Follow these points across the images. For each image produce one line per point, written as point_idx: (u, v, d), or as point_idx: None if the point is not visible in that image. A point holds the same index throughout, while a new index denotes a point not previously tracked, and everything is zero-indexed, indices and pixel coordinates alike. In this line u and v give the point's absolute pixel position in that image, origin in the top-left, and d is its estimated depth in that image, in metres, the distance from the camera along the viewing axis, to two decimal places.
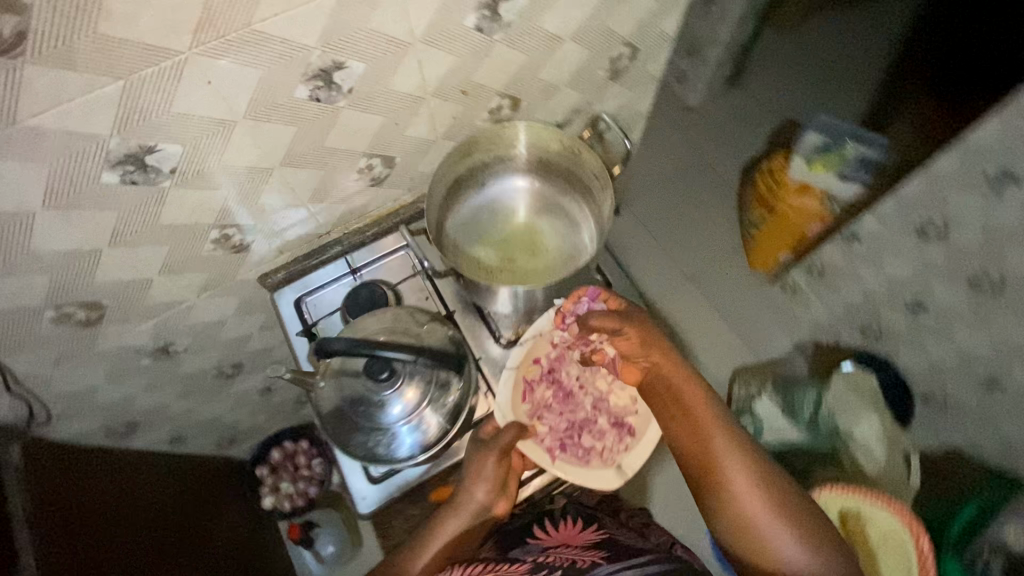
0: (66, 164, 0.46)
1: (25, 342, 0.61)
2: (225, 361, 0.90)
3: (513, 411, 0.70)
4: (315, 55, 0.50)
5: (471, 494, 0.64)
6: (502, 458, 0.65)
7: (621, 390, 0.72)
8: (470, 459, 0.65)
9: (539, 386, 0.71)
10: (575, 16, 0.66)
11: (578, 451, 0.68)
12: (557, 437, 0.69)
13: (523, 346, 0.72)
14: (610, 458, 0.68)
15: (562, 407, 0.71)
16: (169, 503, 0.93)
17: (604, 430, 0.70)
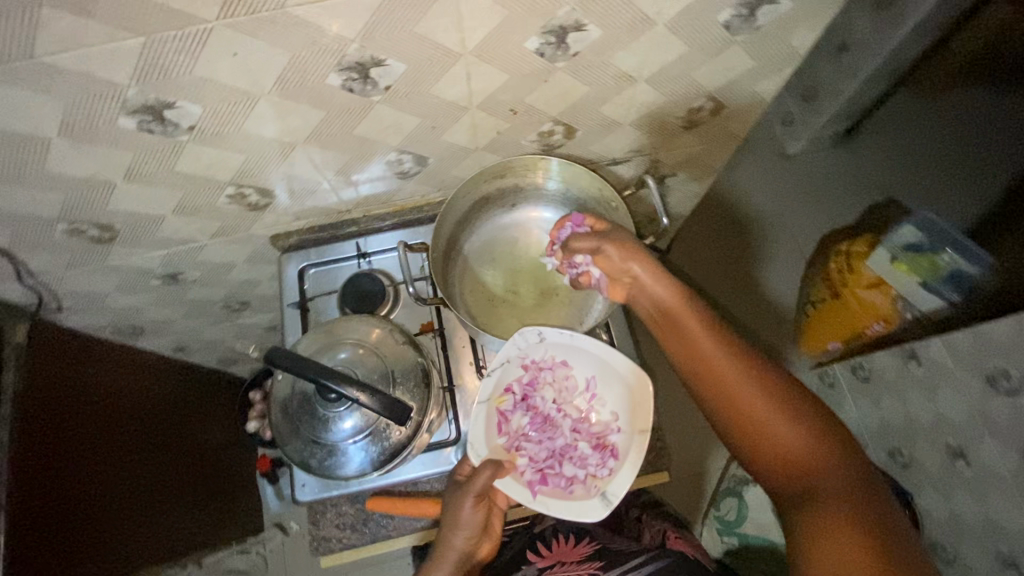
0: (82, 102, 0.46)
1: (39, 244, 0.64)
2: (233, 297, 0.92)
3: (487, 448, 0.64)
4: (352, 48, 0.47)
5: (449, 541, 0.60)
6: (480, 502, 0.60)
7: (600, 407, 0.66)
8: (447, 504, 0.61)
9: (514, 416, 0.66)
10: (655, 59, 0.59)
11: (560, 480, 0.63)
12: (536, 470, 0.63)
13: (491, 377, 0.65)
14: (595, 486, 0.62)
15: (540, 434, 0.65)
16: (159, 405, 0.95)
17: (586, 455, 0.64)
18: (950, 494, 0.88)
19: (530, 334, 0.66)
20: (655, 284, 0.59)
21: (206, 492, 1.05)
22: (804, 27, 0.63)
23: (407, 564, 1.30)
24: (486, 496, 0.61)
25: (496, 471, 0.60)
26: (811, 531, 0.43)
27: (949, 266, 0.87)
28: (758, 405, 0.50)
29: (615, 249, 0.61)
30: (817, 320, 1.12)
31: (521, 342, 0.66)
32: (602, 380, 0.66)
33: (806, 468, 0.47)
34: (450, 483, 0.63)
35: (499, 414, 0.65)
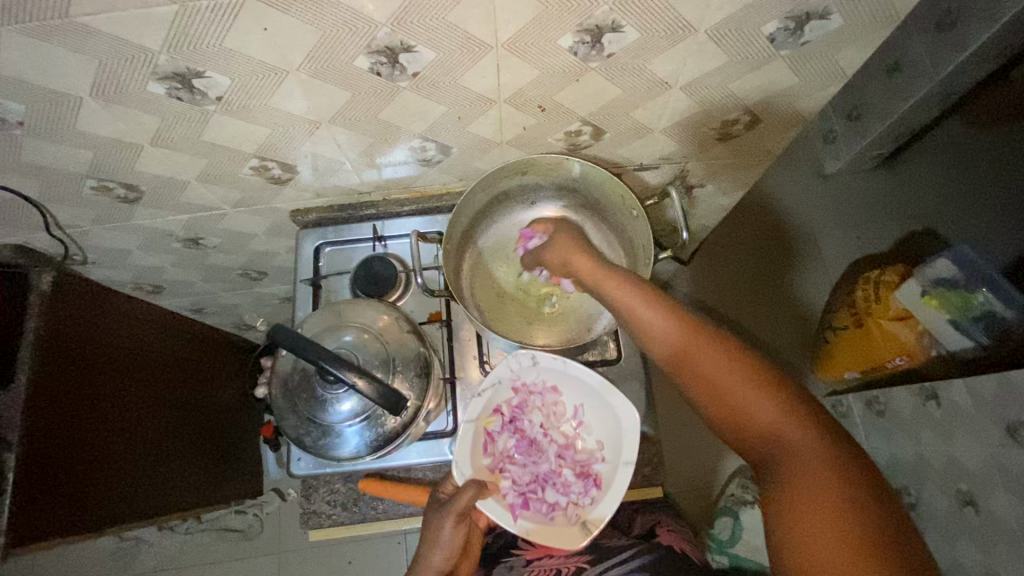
0: (114, 64, 0.46)
1: (68, 198, 0.65)
2: (250, 266, 0.94)
3: (473, 469, 0.64)
4: (382, 32, 0.46)
5: (429, 559, 0.60)
6: (461, 521, 0.61)
7: (586, 435, 0.67)
8: (429, 522, 0.61)
9: (500, 437, 0.66)
10: (693, 66, 0.57)
11: (542, 506, 0.63)
12: (519, 493, 0.64)
13: (482, 397, 0.65)
14: (576, 515, 0.62)
15: (525, 459, 0.66)
16: (171, 364, 0.95)
17: (569, 482, 0.64)
18: (954, 540, 0.87)
19: (522, 359, 0.66)
20: (607, 270, 0.59)
21: (210, 449, 1.07)
22: (854, 46, 0.60)
23: (398, 543, 1.32)
24: (466, 515, 0.61)
25: (478, 493, 0.60)
26: (788, 511, 0.43)
27: (981, 306, 0.81)
28: (728, 383, 0.49)
29: (566, 245, 0.66)
30: (839, 346, 1.08)
31: (513, 365, 0.66)
32: (589, 408, 0.67)
33: (784, 445, 0.45)
34: (432, 501, 0.64)
35: (486, 434, 0.65)
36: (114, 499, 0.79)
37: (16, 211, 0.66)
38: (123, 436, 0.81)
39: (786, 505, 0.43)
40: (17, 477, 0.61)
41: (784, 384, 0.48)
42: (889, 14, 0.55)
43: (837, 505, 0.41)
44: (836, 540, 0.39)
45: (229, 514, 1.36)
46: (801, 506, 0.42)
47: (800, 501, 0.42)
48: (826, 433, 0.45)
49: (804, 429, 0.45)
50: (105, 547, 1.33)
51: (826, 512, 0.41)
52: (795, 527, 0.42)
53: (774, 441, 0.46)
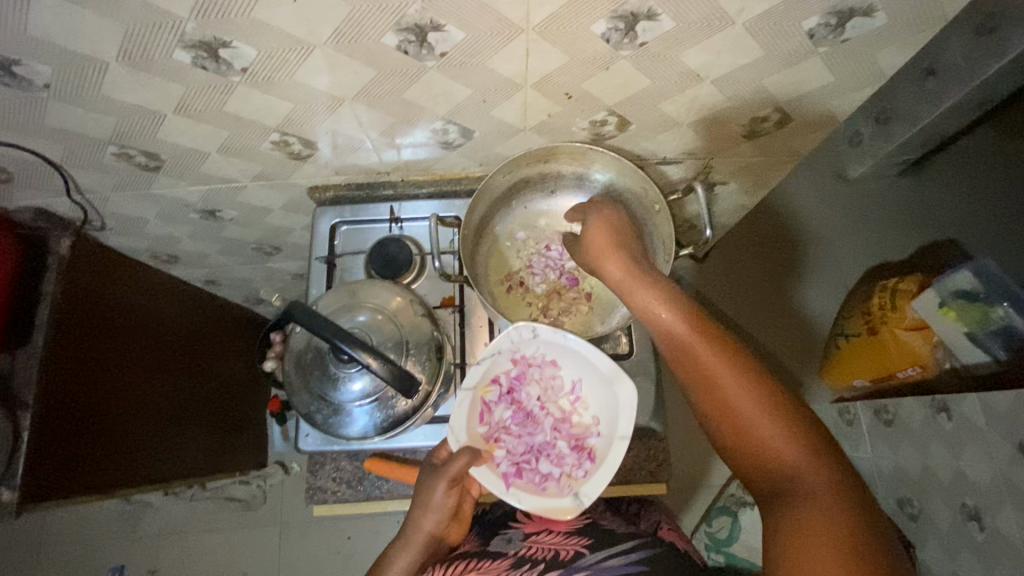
0: (144, 30, 0.46)
1: (90, 164, 0.65)
2: (265, 241, 0.94)
3: (468, 436, 0.64)
4: (413, 9, 0.46)
5: (419, 524, 0.61)
6: (454, 487, 0.61)
7: (582, 410, 0.66)
8: (422, 484, 0.62)
9: (497, 407, 0.66)
10: (726, 61, 0.55)
11: (534, 476, 0.64)
12: (513, 462, 0.64)
13: (481, 366, 0.64)
14: (568, 486, 0.62)
15: (520, 429, 0.65)
16: (180, 332, 0.95)
17: (563, 454, 0.64)
18: (956, 554, 0.90)
19: (523, 331, 0.63)
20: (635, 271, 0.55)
21: (217, 419, 1.09)
22: (895, 47, 0.58)
23: (398, 521, 1.34)
24: (459, 482, 0.62)
25: (473, 459, 0.60)
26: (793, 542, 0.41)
27: (1000, 320, 0.76)
28: (742, 407, 0.46)
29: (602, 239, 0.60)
30: (852, 349, 1.06)
31: (515, 337, 0.63)
32: (588, 383, 0.66)
33: (800, 488, 0.43)
34: (425, 465, 0.64)
35: (483, 404, 0.65)
36: (120, 464, 0.79)
37: (37, 174, 0.67)
38: (127, 410, 0.80)
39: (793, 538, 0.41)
40: (32, 436, 0.62)
41: (803, 417, 0.45)
42: (933, 12, 0.53)
43: (849, 549, 0.38)
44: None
45: (233, 483, 1.38)
46: (810, 544, 0.40)
47: (810, 537, 0.40)
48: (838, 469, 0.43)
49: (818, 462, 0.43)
50: (111, 508, 1.36)
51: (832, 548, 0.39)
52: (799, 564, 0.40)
53: (789, 476, 0.43)
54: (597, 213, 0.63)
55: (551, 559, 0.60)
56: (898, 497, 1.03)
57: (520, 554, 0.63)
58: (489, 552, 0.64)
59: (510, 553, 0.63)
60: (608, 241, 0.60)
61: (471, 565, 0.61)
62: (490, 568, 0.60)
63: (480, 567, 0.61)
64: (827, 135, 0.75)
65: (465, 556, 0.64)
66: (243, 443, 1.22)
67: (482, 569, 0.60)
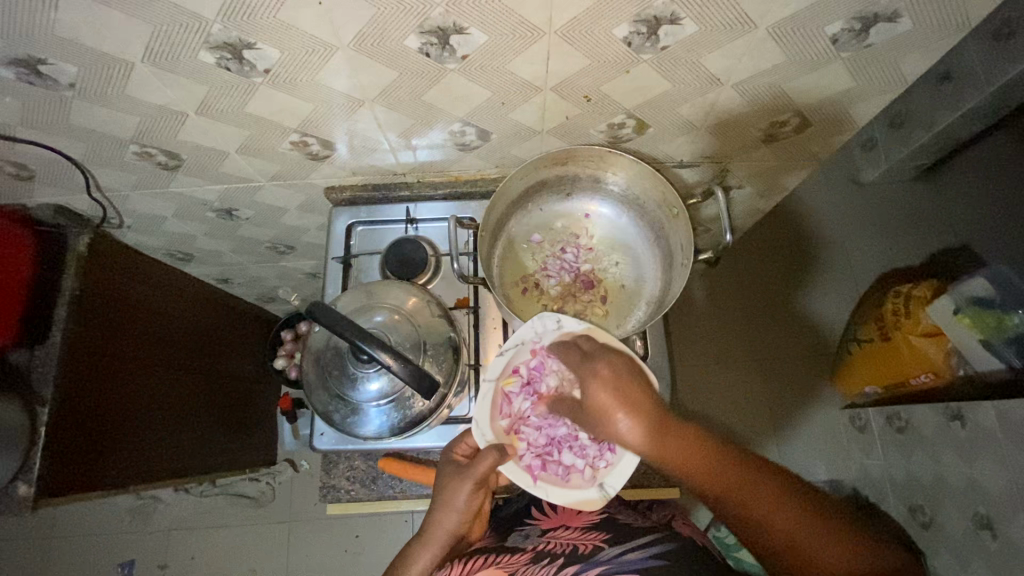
0: (170, 31, 0.47)
1: (111, 162, 0.66)
2: (280, 240, 0.94)
3: (492, 431, 0.64)
4: (437, 12, 0.46)
5: (442, 523, 0.62)
6: (478, 489, 0.62)
7: None
8: (445, 484, 0.62)
9: (518, 399, 0.65)
10: (747, 65, 0.55)
11: (558, 468, 0.64)
12: (536, 454, 0.64)
13: (504, 356, 0.65)
14: (592, 477, 0.63)
15: (541, 421, 0.65)
16: (194, 331, 0.96)
17: (585, 445, 0.64)
18: (968, 563, 0.89)
19: (546, 321, 0.64)
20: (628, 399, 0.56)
21: (229, 419, 1.10)
22: (917, 53, 0.58)
23: (406, 521, 1.35)
24: (483, 484, 0.63)
25: (499, 458, 0.61)
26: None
27: (1016, 327, 0.75)
28: (791, 526, 0.48)
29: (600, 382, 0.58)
30: (862, 355, 1.06)
31: (537, 327, 0.64)
32: None
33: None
34: (445, 462, 0.64)
35: (505, 396, 0.65)
36: (130, 461, 0.80)
37: (59, 171, 0.67)
38: (139, 410, 0.81)
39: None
40: (49, 431, 0.63)
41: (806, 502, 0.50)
42: (958, 17, 0.53)
43: None
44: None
45: (243, 480, 1.39)
46: None
47: None
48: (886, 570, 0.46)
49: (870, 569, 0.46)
50: (123, 503, 1.37)
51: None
52: None
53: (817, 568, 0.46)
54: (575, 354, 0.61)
55: (570, 553, 0.59)
56: (910, 505, 1.02)
57: (537, 549, 0.61)
58: (506, 547, 0.63)
59: (528, 548, 0.62)
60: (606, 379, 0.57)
61: (489, 561, 0.60)
62: (508, 563, 0.59)
63: (499, 562, 0.59)
64: (845, 140, 0.75)
65: (482, 551, 0.63)
66: (253, 443, 1.22)
67: (501, 564, 0.59)
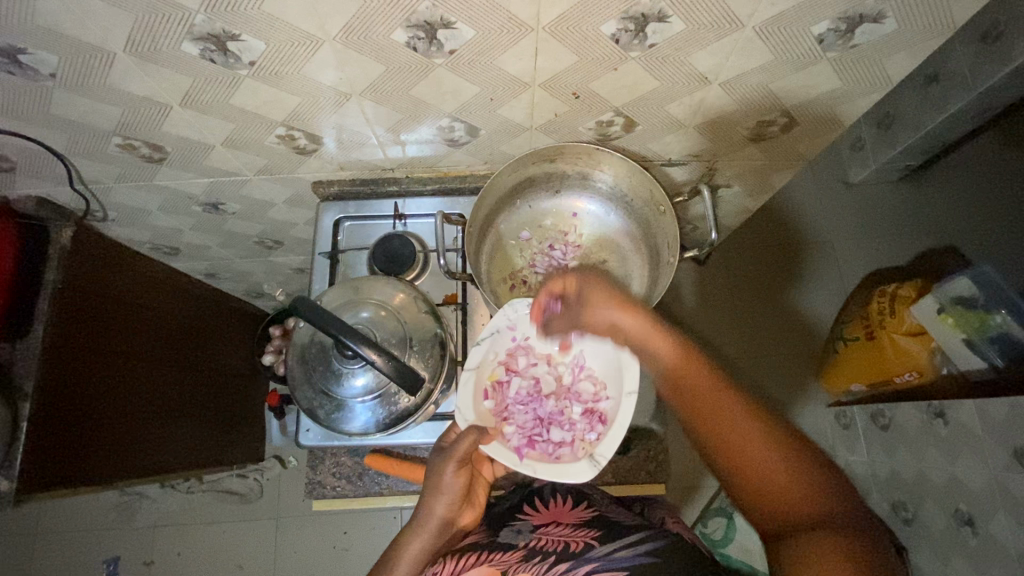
0: (151, 21, 0.46)
1: (94, 154, 0.65)
2: (268, 235, 0.94)
3: (475, 414, 0.61)
4: (423, 6, 0.46)
5: (431, 507, 0.63)
6: (462, 468, 0.62)
7: (586, 379, 0.64)
8: (431, 469, 0.63)
9: (503, 387, 0.64)
10: (735, 63, 0.55)
11: (547, 446, 0.60)
12: (524, 435, 0.60)
13: (482, 345, 0.63)
14: (583, 449, 0.59)
15: (527, 403, 0.63)
16: (180, 327, 0.95)
17: (574, 420, 0.62)
18: (949, 558, 0.90)
19: (519, 306, 0.64)
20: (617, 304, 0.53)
21: (216, 416, 1.09)
22: (903, 53, 0.59)
23: (395, 518, 1.35)
24: (466, 463, 0.62)
25: (480, 437, 0.58)
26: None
27: (998, 327, 0.76)
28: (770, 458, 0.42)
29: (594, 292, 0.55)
30: (849, 353, 1.06)
31: (510, 313, 0.64)
32: (588, 349, 0.65)
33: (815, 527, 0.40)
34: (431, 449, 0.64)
35: (489, 382, 0.64)
36: (115, 459, 0.79)
37: (41, 163, 0.66)
38: (123, 408, 0.80)
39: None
40: (32, 426, 0.62)
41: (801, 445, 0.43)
42: (943, 18, 0.53)
43: None
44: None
45: (231, 476, 1.38)
46: None
47: None
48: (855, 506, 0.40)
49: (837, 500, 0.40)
50: (108, 500, 1.36)
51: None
52: None
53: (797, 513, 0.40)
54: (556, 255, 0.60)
55: (562, 550, 0.59)
56: (893, 501, 1.04)
57: (529, 546, 0.62)
58: (498, 543, 0.63)
59: (520, 544, 0.62)
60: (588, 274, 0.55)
61: (481, 558, 0.60)
62: (500, 560, 0.59)
63: (491, 560, 0.60)
64: (831, 140, 0.75)
65: (475, 548, 0.63)
66: (240, 440, 1.21)
67: (494, 562, 0.59)
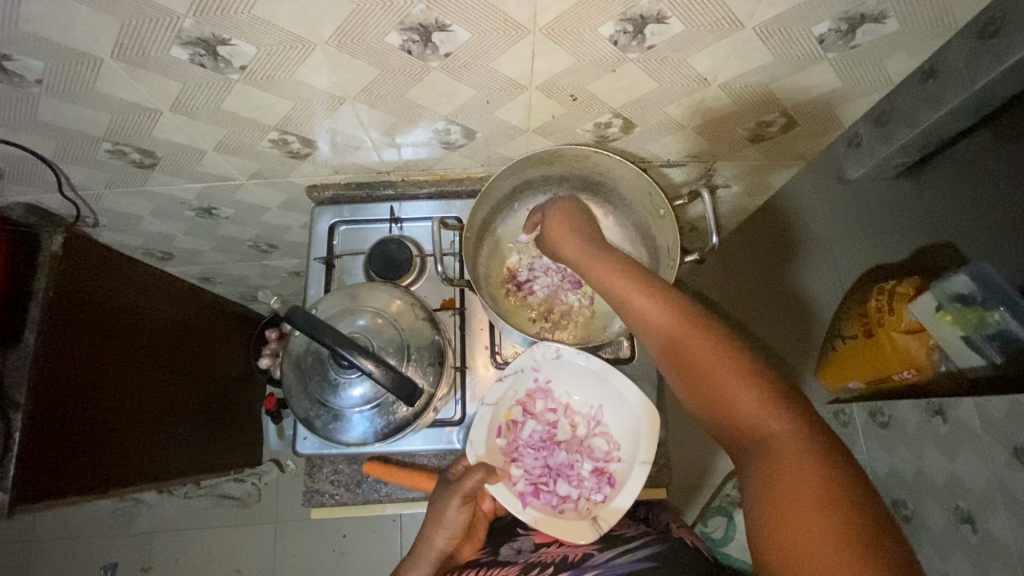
0: (139, 27, 0.45)
1: (83, 160, 0.64)
2: (262, 239, 0.93)
3: (485, 450, 0.63)
4: (417, 9, 0.45)
5: (432, 539, 0.62)
6: (466, 503, 0.61)
7: (602, 434, 0.66)
8: (435, 501, 0.62)
9: (518, 426, 0.66)
10: (734, 64, 0.55)
11: (552, 497, 0.63)
12: (530, 482, 0.63)
13: (504, 383, 0.64)
14: (587, 509, 0.62)
15: (540, 448, 0.65)
16: (173, 332, 0.93)
17: (583, 476, 0.64)
18: (948, 556, 0.90)
19: (547, 350, 0.64)
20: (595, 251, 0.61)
21: (211, 421, 1.08)
22: (904, 53, 0.58)
23: (394, 521, 1.34)
24: (472, 498, 0.62)
25: (485, 476, 0.60)
26: (775, 517, 0.40)
27: (996, 324, 0.76)
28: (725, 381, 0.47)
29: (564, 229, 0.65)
30: (849, 352, 1.06)
31: (537, 355, 0.65)
32: (609, 407, 0.66)
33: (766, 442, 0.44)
34: (441, 479, 0.64)
35: (504, 421, 0.65)
36: (110, 466, 0.77)
37: (28, 170, 0.65)
38: (117, 416, 0.78)
39: (774, 512, 0.41)
40: (25, 437, 0.61)
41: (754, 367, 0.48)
42: (944, 17, 0.53)
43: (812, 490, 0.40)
44: (822, 545, 0.37)
45: (228, 481, 1.37)
46: (785, 496, 0.41)
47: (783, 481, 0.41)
48: (815, 433, 0.44)
49: (791, 423, 0.44)
50: (104, 506, 1.34)
51: (806, 508, 0.39)
52: (780, 510, 0.41)
53: (753, 433, 0.45)
54: (554, 203, 0.69)
55: (561, 561, 0.58)
56: (893, 499, 1.04)
57: (529, 561, 0.61)
58: (498, 560, 0.62)
59: (520, 559, 0.61)
60: (569, 223, 0.66)
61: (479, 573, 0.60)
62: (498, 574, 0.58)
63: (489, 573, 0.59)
64: (830, 139, 0.75)
65: (477, 565, 0.62)
66: (235, 444, 1.19)
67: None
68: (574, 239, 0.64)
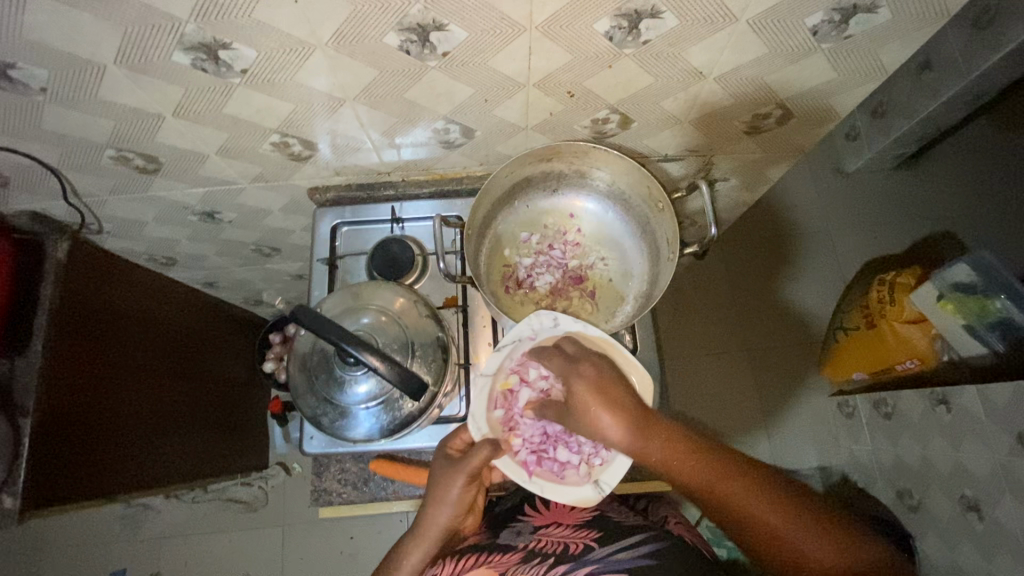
0: (141, 33, 0.46)
1: (86, 167, 0.65)
2: (264, 242, 0.93)
3: (487, 424, 0.63)
4: (414, 9, 0.45)
5: (436, 519, 0.62)
6: (471, 483, 0.61)
7: None
8: (438, 479, 0.62)
9: (518, 397, 0.65)
10: (729, 58, 0.55)
11: (553, 464, 0.63)
12: (531, 450, 0.63)
13: (501, 353, 0.63)
14: (588, 473, 0.62)
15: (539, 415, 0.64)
16: (178, 333, 0.94)
17: (583, 442, 0.63)
18: (956, 544, 0.90)
19: (544, 318, 0.63)
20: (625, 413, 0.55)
21: (217, 422, 1.08)
22: (898, 42, 0.59)
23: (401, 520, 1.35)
24: (476, 477, 0.62)
25: (492, 453, 0.60)
26: None
27: (997, 313, 0.74)
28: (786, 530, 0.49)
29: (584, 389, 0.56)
30: (850, 344, 1.05)
31: (535, 324, 0.63)
32: None
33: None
34: (440, 457, 0.63)
35: (501, 390, 0.64)
36: (117, 467, 0.78)
37: (34, 177, 0.66)
38: (121, 421, 0.79)
39: None
40: (34, 442, 0.61)
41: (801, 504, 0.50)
42: (935, 5, 0.53)
43: None
44: None
45: (236, 485, 1.38)
46: None
47: None
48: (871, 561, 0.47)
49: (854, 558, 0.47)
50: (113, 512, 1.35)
51: None
52: None
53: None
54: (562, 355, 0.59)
55: (561, 552, 0.59)
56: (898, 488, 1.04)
57: (528, 547, 0.62)
58: (498, 544, 0.63)
59: (520, 545, 0.62)
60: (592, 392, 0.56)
61: (481, 559, 0.61)
62: (499, 561, 0.59)
63: (490, 560, 0.60)
64: (827, 131, 0.75)
65: (477, 547, 0.63)
66: (243, 446, 1.20)
67: (492, 563, 0.60)
68: (605, 411, 0.55)
